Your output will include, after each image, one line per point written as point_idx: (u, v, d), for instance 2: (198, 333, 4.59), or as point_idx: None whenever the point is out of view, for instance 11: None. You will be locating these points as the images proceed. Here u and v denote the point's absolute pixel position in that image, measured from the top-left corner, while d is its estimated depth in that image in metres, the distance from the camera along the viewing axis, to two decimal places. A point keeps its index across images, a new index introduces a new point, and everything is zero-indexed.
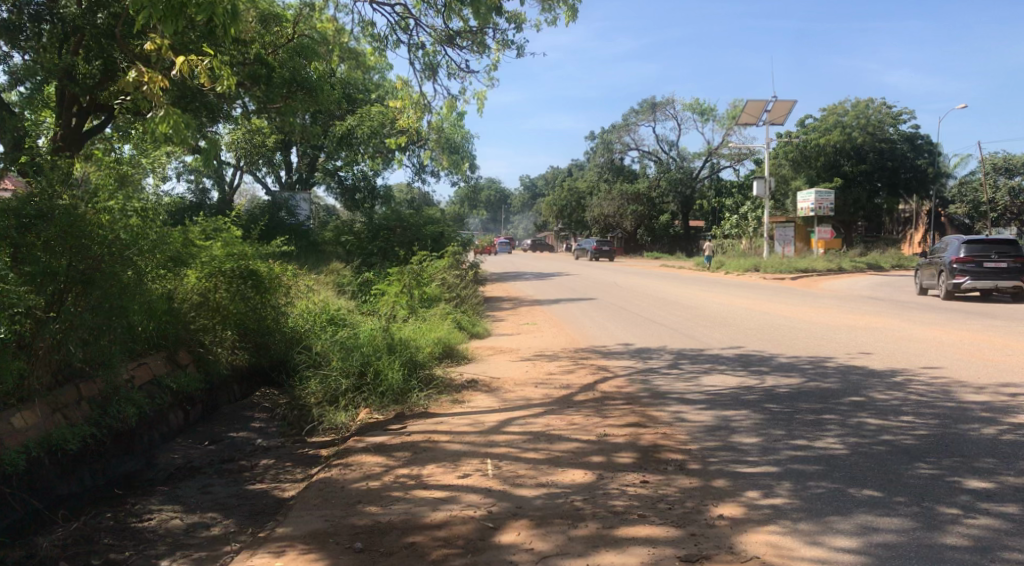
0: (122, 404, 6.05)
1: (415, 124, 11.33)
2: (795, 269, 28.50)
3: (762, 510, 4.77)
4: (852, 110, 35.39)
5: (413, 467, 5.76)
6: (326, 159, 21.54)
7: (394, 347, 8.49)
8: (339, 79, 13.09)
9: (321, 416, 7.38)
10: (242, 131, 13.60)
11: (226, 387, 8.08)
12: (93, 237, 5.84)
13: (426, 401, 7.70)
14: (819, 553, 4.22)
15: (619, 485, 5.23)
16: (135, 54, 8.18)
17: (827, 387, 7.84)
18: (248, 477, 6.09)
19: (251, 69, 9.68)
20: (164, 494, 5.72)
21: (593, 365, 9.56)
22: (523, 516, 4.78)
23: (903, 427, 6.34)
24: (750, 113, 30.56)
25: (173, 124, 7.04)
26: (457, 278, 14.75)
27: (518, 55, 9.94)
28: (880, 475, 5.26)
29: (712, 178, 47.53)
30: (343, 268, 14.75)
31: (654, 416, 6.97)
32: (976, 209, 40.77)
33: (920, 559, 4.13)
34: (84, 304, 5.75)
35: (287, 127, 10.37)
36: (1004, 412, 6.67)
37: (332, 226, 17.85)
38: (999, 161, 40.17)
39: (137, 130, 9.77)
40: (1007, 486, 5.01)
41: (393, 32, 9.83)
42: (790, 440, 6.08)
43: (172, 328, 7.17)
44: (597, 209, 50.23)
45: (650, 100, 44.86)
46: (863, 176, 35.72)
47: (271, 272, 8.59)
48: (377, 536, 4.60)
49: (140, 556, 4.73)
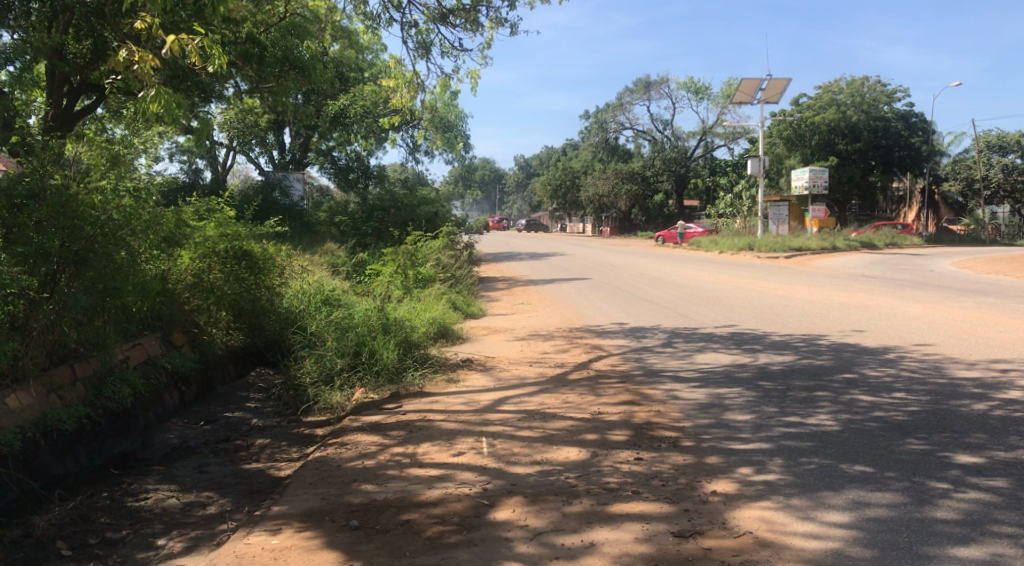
0: (118, 384, 6.15)
1: (409, 104, 11.22)
2: (789, 248, 28.55)
3: (755, 487, 4.82)
4: (848, 88, 35.64)
5: (408, 446, 5.79)
6: (319, 140, 21.52)
7: (389, 327, 8.48)
8: (333, 58, 13.05)
9: (317, 396, 7.41)
10: (235, 111, 13.58)
11: (221, 367, 8.05)
12: (85, 217, 5.82)
13: (421, 380, 7.73)
14: (811, 528, 4.27)
15: (613, 462, 5.27)
16: (126, 33, 8.12)
17: (820, 364, 7.89)
18: (244, 457, 6.11)
19: (243, 49, 9.41)
20: (160, 474, 5.73)
21: (587, 344, 9.57)
22: (517, 493, 4.83)
23: (895, 404, 6.39)
24: (743, 92, 30.38)
25: (164, 103, 6.81)
26: (452, 259, 14.74)
27: (512, 33, 9.97)
28: (872, 451, 5.32)
29: (706, 158, 47.83)
30: (337, 249, 14.58)
31: (648, 394, 7.01)
32: (969, 187, 40.94)
33: (911, 532, 4.18)
34: (78, 284, 5.73)
35: (280, 106, 10.28)
36: (995, 388, 6.74)
37: (325, 207, 17.79)
38: (993, 138, 40.14)
39: (129, 110, 9.69)
40: (997, 461, 5.07)
41: (385, 10, 9.79)
42: (782, 417, 6.13)
43: (167, 309, 7.15)
44: (592, 188, 50.08)
45: (645, 78, 44.89)
46: (857, 154, 35.63)
47: (265, 253, 8.58)
48: (373, 513, 4.64)
49: (137, 535, 4.76)
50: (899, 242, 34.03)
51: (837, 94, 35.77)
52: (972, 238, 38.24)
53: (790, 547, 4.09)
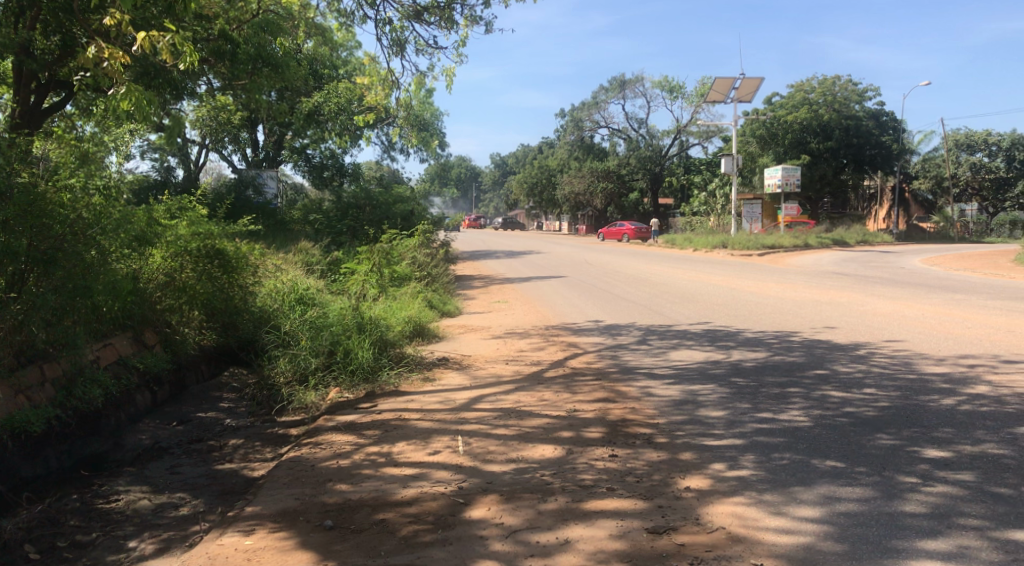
0: (88, 384, 6.06)
1: (384, 101, 11.20)
2: (762, 245, 28.84)
3: (728, 482, 4.87)
4: (819, 87, 36.11)
5: (383, 445, 5.77)
6: (293, 138, 21.26)
7: (364, 326, 8.45)
8: (307, 55, 12.92)
9: (291, 396, 7.37)
10: (207, 108, 13.41)
11: (194, 367, 7.95)
12: (54, 216, 5.75)
13: (397, 379, 7.72)
14: (783, 523, 4.32)
15: (588, 459, 5.30)
16: (95, 29, 7.98)
17: (792, 361, 7.99)
18: (217, 457, 6.06)
19: (215, 46, 9.31)
20: (132, 475, 5.67)
21: (563, 342, 9.61)
22: (492, 491, 4.84)
23: (866, 399, 6.49)
24: (717, 91, 30.64)
25: (135, 100, 6.72)
26: (428, 257, 14.71)
27: (487, 31, 9.96)
28: (843, 446, 5.39)
29: (681, 156, 48.11)
30: (312, 248, 14.47)
31: (623, 391, 7.05)
32: (938, 185, 41.64)
33: (880, 526, 4.24)
34: (46, 284, 5.66)
35: (254, 104, 10.17)
36: (963, 383, 6.87)
37: (299, 205, 17.68)
38: (961, 137, 40.88)
39: (99, 107, 9.53)
40: (964, 455, 5.16)
41: (360, 8, 9.73)
42: (755, 413, 6.19)
43: (138, 309, 7.05)
44: (569, 187, 50.21)
45: (620, 77, 45.03)
46: (828, 153, 36.07)
47: (239, 252, 8.49)
48: (348, 513, 4.62)
49: (107, 538, 4.70)
50: (870, 239, 34.54)
51: (809, 93, 36.27)
52: (941, 235, 38.90)
53: (762, 542, 4.14)
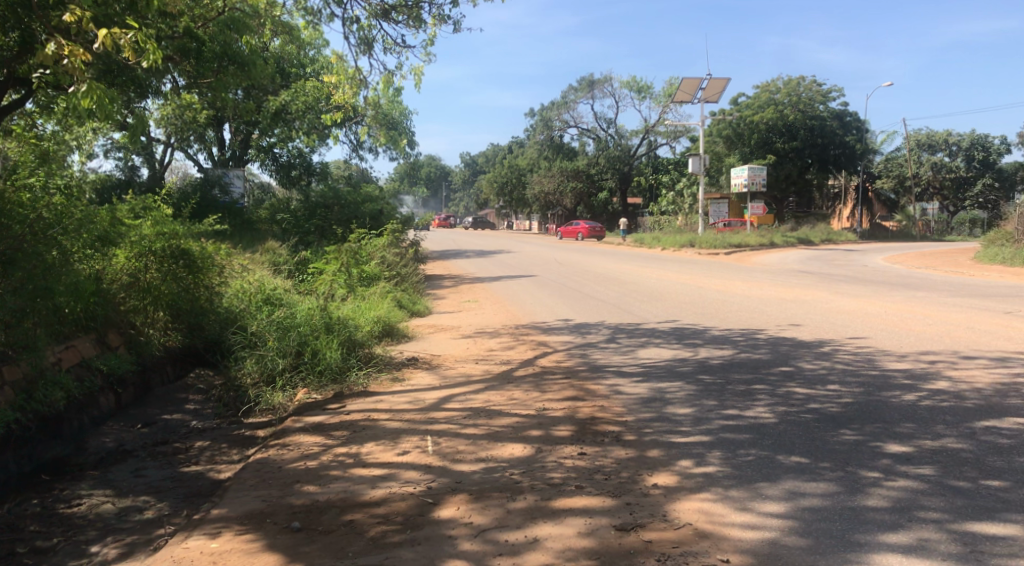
0: (49, 387, 5.87)
1: (351, 100, 11.13)
2: (729, 244, 29.15)
3: (695, 479, 4.93)
4: (785, 87, 36.60)
5: (352, 446, 5.74)
6: (260, 137, 20.88)
7: (332, 326, 8.37)
8: (274, 54, 12.77)
9: (258, 398, 7.29)
10: (172, 107, 13.22)
11: (159, 369, 7.82)
12: (11, 216, 5.72)
13: (365, 379, 7.67)
14: (748, 519, 4.39)
15: (557, 458, 5.32)
16: (55, 26, 7.83)
17: (758, 358, 8.09)
18: (182, 459, 5.98)
19: (180, 43, 9.17)
20: (95, 479, 5.57)
21: (533, 341, 9.64)
22: (461, 491, 4.84)
23: (830, 395, 6.61)
24: (685, 91, 30.94)
25: (97, 99, 6.62)
26: (397, 257, 14.65)
27: (455, 30, 9.93)
28: (807, 442, 5.48)
29: (650, 156, 48.42)
30: (279, 248, 14.34)
31: (592, 390, 7.09)
32: (901, 184, 42.43)
33: (843, 521, 4.32)
34: (4, 285, 5.58)
35: (220, 102, 10.04)
36: (923, 379, 7.02)
37: (266, 204, 17.50)
38: (922, 138, 41.78)
39: (59, 106, 9.33)
40: (924, 450, 5.28)
41: (326, 6, 9.63)
42: (722, 410, 6.27)
43: (101, 310, 6.91)
44: (539, 186, 50.30)
45: (590, 77, 45.19)
46: (794, 153, 36.59)
47: (204, 252, 8.39)
48: (315, 515, 4.59)
49: (69, 543, 4.62)
50: (835, 238, 35.11)
51: (774, 94, 36.73)
52: (903, 234, 39.66)
53: (728, 537, 4.20)
